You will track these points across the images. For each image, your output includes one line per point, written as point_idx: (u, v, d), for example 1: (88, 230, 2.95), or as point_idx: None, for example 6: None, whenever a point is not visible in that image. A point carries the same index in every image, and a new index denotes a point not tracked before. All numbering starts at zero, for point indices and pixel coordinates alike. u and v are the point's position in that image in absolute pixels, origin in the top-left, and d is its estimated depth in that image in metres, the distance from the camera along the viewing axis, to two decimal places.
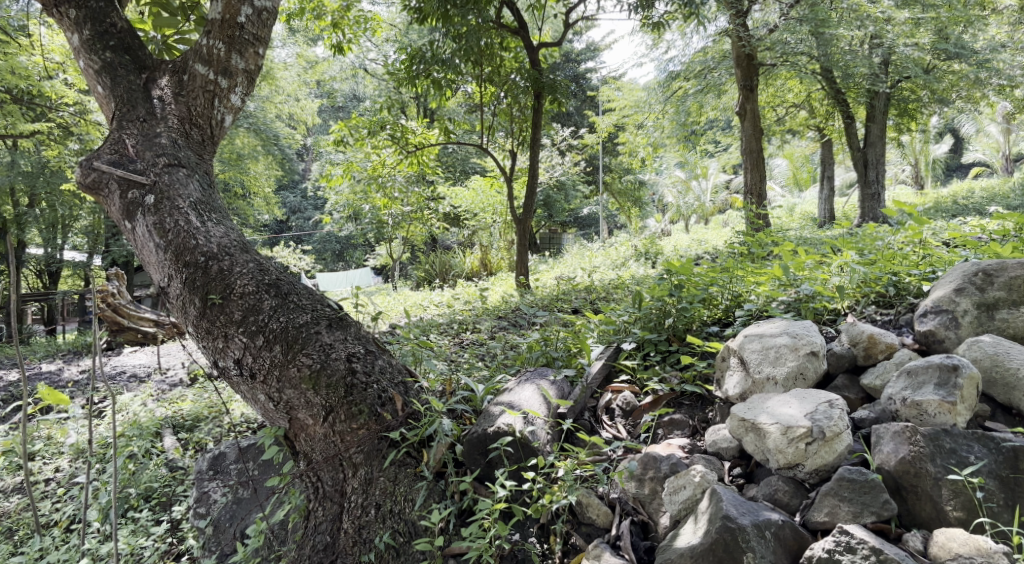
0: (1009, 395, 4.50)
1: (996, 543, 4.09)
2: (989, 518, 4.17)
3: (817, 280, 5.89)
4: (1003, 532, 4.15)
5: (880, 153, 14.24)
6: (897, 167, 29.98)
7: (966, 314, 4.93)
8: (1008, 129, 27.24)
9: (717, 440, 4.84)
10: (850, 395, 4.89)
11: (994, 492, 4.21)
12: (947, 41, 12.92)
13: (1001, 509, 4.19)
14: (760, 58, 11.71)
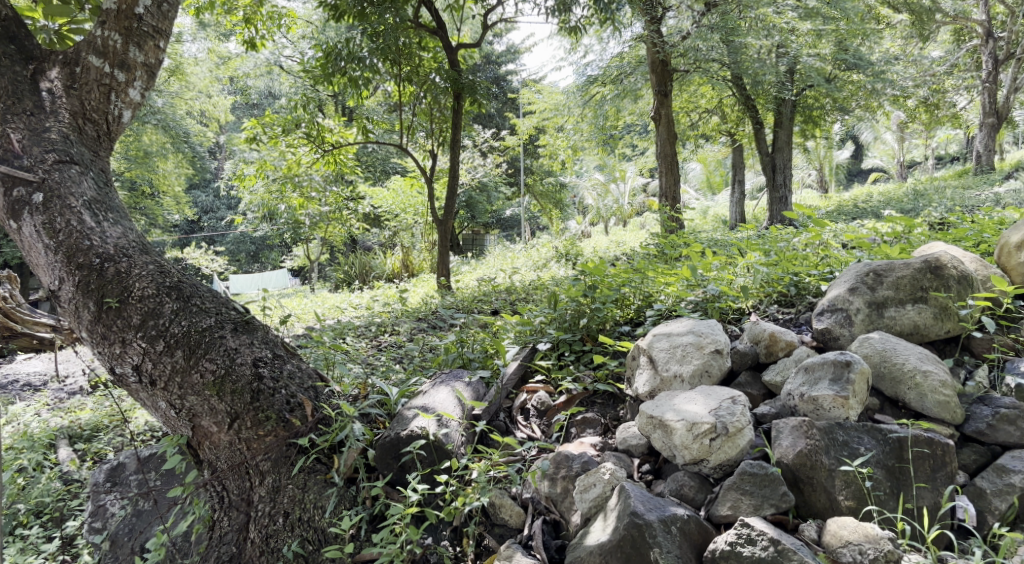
0: (896, 389, 4.72)
1: (882, 529, 4.26)
2: (877, 506, 4.34)
3: (724, 279, 6.05)
4: (889, 519, 4.32)
5: (788, 158, 14.77)
6: (803, 172, 31.18)
7: (859, 313, 5.16)
8: (904, 137, 28.60)
9: (627, 437, 4.96)
10: (752, 391, 5.06)
11: (882, 481, 4.38)
12: (847, 53, 13.51)
13: (887, 497, 4.37)
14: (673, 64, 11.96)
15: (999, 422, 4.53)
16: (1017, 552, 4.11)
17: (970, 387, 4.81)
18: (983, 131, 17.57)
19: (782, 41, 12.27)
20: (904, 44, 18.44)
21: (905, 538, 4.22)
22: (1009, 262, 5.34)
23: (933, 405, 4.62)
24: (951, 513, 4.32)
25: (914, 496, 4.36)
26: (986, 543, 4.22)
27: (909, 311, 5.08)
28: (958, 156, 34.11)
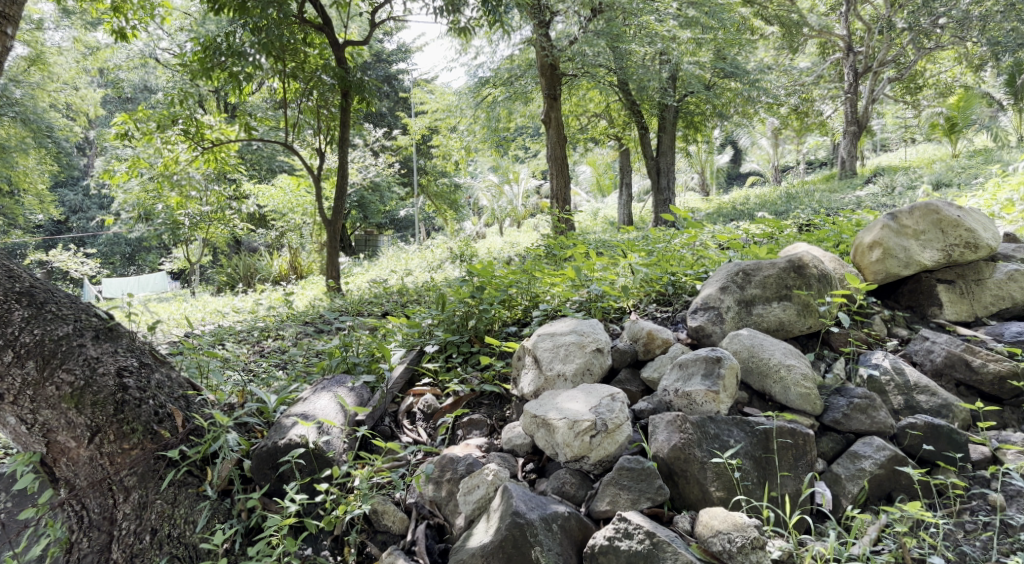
0: (763, 383, 4.92)
1: (749, 517, 4.40)
2: (746, 495, 4.49)
3: (606, 279, 6.16)
4: (756, 507, 4.48)
5: (672, 162, 15.19)
6: (685, 176, 32.24)
7: (729, 310, 5.36)
8: (778, 144, 29.97)
9: (512, 437, 4.98)
10: (631, 388, 5.17)
11: (749, 471, 4.54)
12: (724, 61, 14.04)
13: (755, 486, 4.53)
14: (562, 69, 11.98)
15: (853, 411, 4.77)
16: (867, 532, 4.33)
17: (829, 379, 5.05)
18: (846, 138, 18.63)
19: (665, 50, 12.64)
20: (776, 54, 19.34)
21: (770, 525, 4.38)
22: (863, 262, 5.67)
23: (796, 397, 4.83)
24: (810, 499, 4.51)
25: (778, 484, 4.54)
26: (842, 526, 4.42)
27: (775, 308, 5.31)
28: (826, 162, 36.04)
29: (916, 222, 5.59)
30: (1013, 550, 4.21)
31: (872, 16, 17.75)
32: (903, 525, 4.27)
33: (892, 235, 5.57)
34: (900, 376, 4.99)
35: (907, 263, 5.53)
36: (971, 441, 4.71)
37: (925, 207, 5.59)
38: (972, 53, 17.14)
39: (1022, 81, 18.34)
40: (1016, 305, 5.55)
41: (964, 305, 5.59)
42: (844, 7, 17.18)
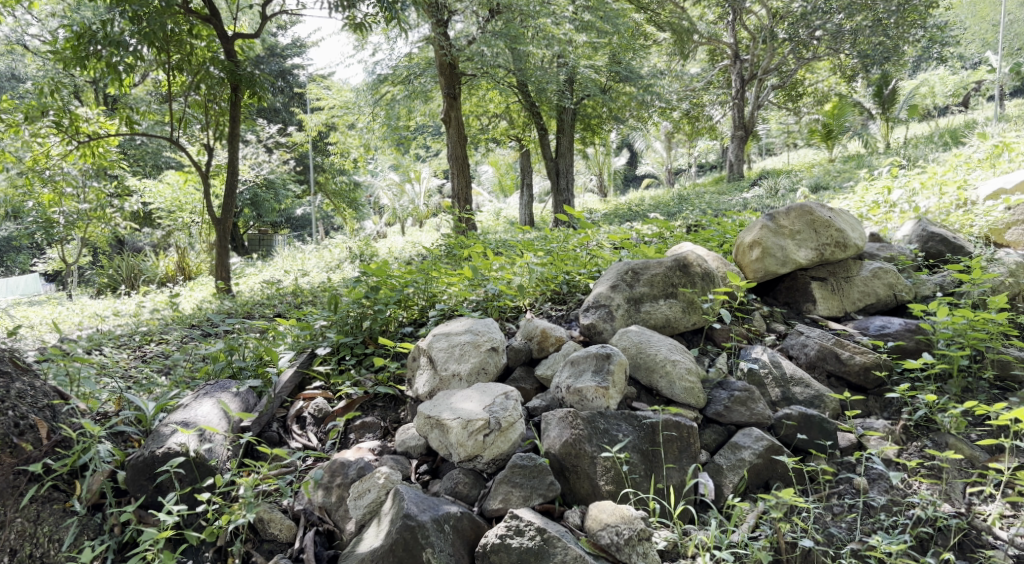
0: (650, 377, 5.04)
1: (636, 509, 4.49)
2: (633, 488, 4.57)
3: (503, 278, 6.15)
4: (643, 499, 4.57)
5: (571, 163, 15.27)
6: (583, 177, 32.69)
7: (619, 308, 5.46)
8: (671, 147, 30.79)
9: (406, 439, 4.91)
10: (525, 386, 5.19)
11: (637, 464, 4.64)
12: (619, 66, 14.34)
13: (642, 479, 4.62)
14: (462, 68, 11.89)
15: (734, 404, 4.94)
16: (745, 519, 4.48)
17: (712, 373, 5.21)
18: (734, 142, 19.26)
19: (562, 53, 12.75)
20: (668, 60, 19.85)
21: (656, 516, 4.48)
22: (745, 260, 5.88)
23: (681, 391, 4.97)
24: (694, 489, 4.64)
25: (664, 476, 4.65)
26: (722, 514, 4.57)
27: (661, 306, 5.46)
28: (715, 165, 37.30)
29: (792, 222, 5.85)
30: (875, 529, 4.44)
31: (756, 25, 18.44)
32: (778, 511, 4.42)
33: (771, 235, 5.80)
34: (777, 369, 5.22)
35: (784, 262, 5.78)
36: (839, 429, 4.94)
37: (800, 208, 5.87)
38: (847, 64, 18.04)
39: (890, 91, 19.48)
40: (880, 300, 5.89)
41: (835, 301, 5.87)
42: (731, 16, 17.78)
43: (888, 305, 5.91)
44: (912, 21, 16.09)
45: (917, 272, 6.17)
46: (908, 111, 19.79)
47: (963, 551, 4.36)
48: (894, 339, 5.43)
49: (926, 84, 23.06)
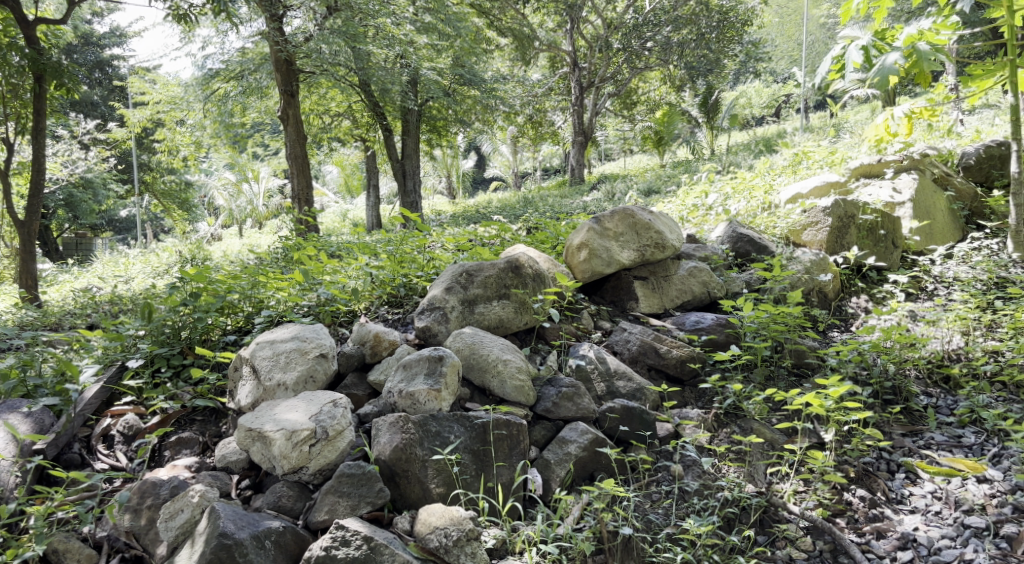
0: (483, 378, 5.01)
1: (466, 510, 4.48)
2: (463, 489, 4.57)
3: (336, 282, 5.99)
4: (473, 499, 4.57)
5: (418, 165, 14.94)
6: (430, 179, 32.61)
7: (453, 310, 5.40)
8: (516, 150, 31.29)
9: (226, 454, 4.73)
10: (357, 392, 5.07)
11: (467, 465, 4.63)
12: (461, 69, 14.37)
13: (472, 479, 4.62)
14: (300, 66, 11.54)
15: (562, 400, 4.99)
16: (571, 512, 4.50)
17: (543, 371, 5.27)
18: (575, 148, 19.49)
19: (404, 53, 12.24)
20: (511, 65, 20.13)
21: (485, 515, 4.49)
22: (573, 261, 6.03)
23: (512, 390, 4.97)
24: (523, 486, 4.65)
25: (494, 474, 4.65)
26: (549, 509, 4.58)
27: (494, 306, 5.46)
28: (559, 169, 38.15)
29: (616, 224, 6.09)
30: (688, 513, 4.57)
31: (592, 34, 18.98)
32: (601, 501, 4.48)
33: (597, 237, 6.00)
34: (603, 364, 5.34)
35: (609, 262, 5.99)
36: (658, 420, 5.10)
37: (623, 211, 6.13)
38: (676, 75, 18.92)
39: (714, 101, 20.61)
40: (695, 297, 6.23)
41: (655, 299, 6.16)
42: (569, 24, 18.22)
43: (702, 301, 6.27)
44: (730, 37, 17.59)
45: (728, 270, 6.60)
46: (730, 120, 21.03)
47: (763, 527, 4.51)
48: (707, 333, 5.78)
49: (746, 96, 24.57)
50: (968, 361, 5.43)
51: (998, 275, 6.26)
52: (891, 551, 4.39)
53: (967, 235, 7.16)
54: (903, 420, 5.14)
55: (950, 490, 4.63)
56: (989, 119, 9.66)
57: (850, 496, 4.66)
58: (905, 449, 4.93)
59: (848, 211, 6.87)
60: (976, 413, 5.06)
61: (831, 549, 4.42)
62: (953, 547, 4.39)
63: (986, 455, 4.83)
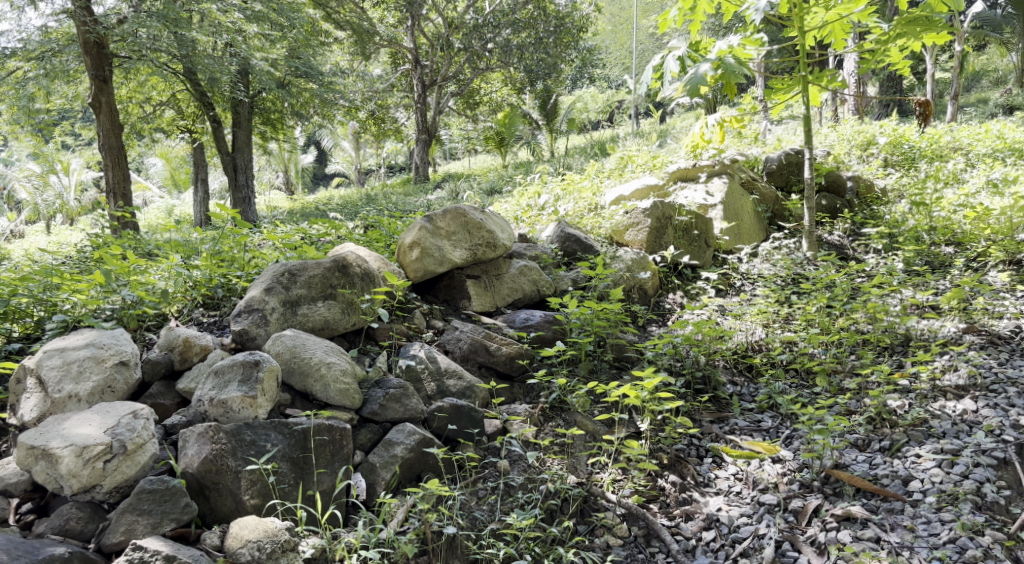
0: (305, 382, 4.83)
1: (282, 521, 4.32)
2: (280, 499, 4.41)
3: (144, 283, 5.69)
4: (291, 509, 4.41)
5: (250, 159, 14.31)
6: (266, 174, 31.44)
7: (274, 312, 5.18)
8: (357, 146, 30.72)
9: (4, 476, 4.38)
10: (164, 402, 4.84)
11: (285, 474, 4.47)
12: (298, 61, 13.54)
13: (290, 488, 4.47)
14: (115, 49, 10.87)
15: (388, 402, 4.88)
16: (395, 515, 4.45)
17: (371, 373, 5.13)
18: (419, 146, 19.40)
19: (231, 42, 11.51)
20: (350, 59, 19.70)
21: (303, 524, 4.35)
22: (405, 260, 5.95)
23: (336, 394, 4.82)
24: (345, 491, 4.57)
25: (314, 481, 4.52)
26: (372, 513, 4.53)
27: (319, 307, 5.27)
28: (402, 168, 37.79)
29: (448, 223, 6.06)
30: (512, 508, 4.65)
31: (433, 32, 18.91)
32: (425, 502, 4.47)
33: (429, 236, 5.94)
34: (433, 364, 5.27)
35: (441, 261, 5.94)
36: (486, 416, 5.15)
37: (455, 210, 6.11)
38: (515, 77, 19.16)
39: (552, 104, 21.04)
40: (525, 295, 6.36)
41: (487, 297, 6.18)
42: (409, 21, 18.07)
43: (532, 299, 6.41)
44: (567, 42, 18.08)
45: (556, 269, 6.78)
46: (567, 124, 21.60)
47: (583, 517, 4.69)
48: (536, 330, 5.89)
49: (582, 100, 25.28)
50: (767, 351, 5.91)
51: (794, 272, 6.85)
52: (696, 532, 4.64)
53: (770, 236, 7.76)
54: (711, 408, 5.52)
55: (750, 471, 4.95)
56: (790, 129, 10.54)
57: (662, 482, 4.92)
58: (713, 435, 5.29)
59: (666, 212, 7.28)
60: (773, 399, 5.49)
61: (644, 534, 4.63)
62: (750, 523, 4.65)
63: (780, 436, 5.23)
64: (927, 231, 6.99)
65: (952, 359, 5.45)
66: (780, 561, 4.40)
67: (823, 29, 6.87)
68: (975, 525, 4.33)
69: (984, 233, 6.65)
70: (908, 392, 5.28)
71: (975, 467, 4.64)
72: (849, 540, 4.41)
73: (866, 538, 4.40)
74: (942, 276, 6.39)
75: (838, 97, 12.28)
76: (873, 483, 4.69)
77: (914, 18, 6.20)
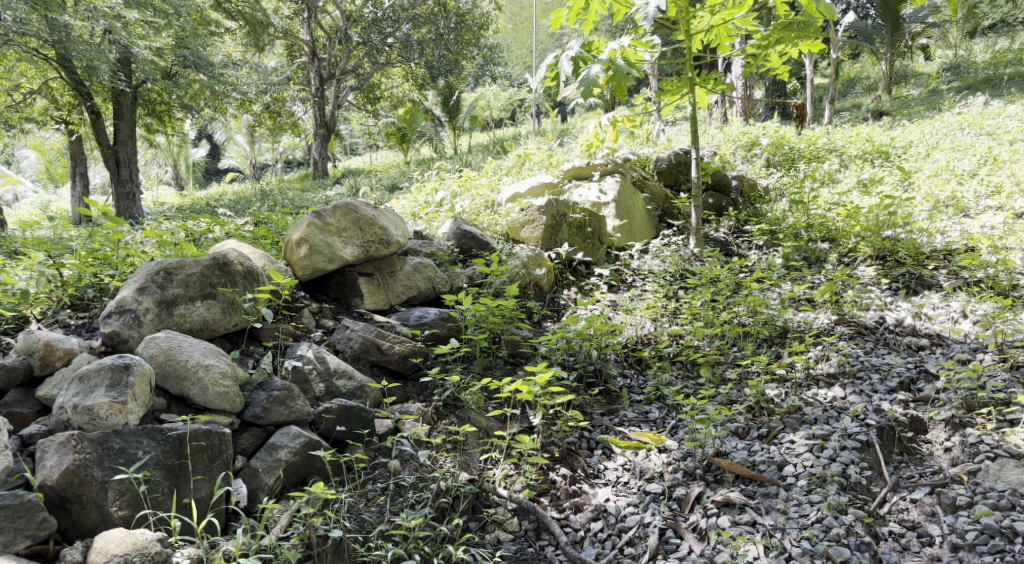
0: (181, 386, 4.63)
1: (154, 531, 4.17)
2: (153, 509, 4.24)
3: (4, 284, 5.39)
4: (164, 519, 4.26)
5: (133, 152, 13.72)
6: (154, 169, 30.19)
7: (147, 313, 4.96)
8: (252, 140, 29.88)
9: None
10: (21, 411, 4.58)
11: (159, 482, 4.30)
12: (185, 50, 13.07)
13: (163, 497, 4.30)
14: None
15: (272, 404, 4.78)
16: (278, 521, 4.38)
17: (254, 375, 5.00)
18: (316, 140, 19.06)
19: (110, 29, 11.01)
20: (243, 51, 19.14)
21: (178, 534, 4.20)
22: (293, 257, 5.84)
23: (215, 397, 4.67)
24: (223, 499, 4.43)
25: (190, 489, 4.37)
26: (253, 520, 4.41)
27: (197, 307, 5.09)
28: (300, 163, 36.98)
29: (338, 220, 5.97)
30: (402, 507, 4.62)
31: (330, 25, 18.59)
32: (311, 506, 4.39)
33: (318, 232, 5.84)
34: (321, 364, 5.19)
35: (331, 258, 5.86)
36: (377, 416, 5.11)
37: (345, 206, 6.02)
38: (414, 73, 19.04)
39: (454, 101, 21.01)
40: (419, 293, 6.33)
41: (380, 295, 6.13)
42: (306, 13, 17.72)
43: (427, 297, 6.39)
44: (466, 39, 18.03)
45: (451, 266, 6.78)
46: (470, 121, 21.62)
47: (474, 513, 4.72)
48: (430, 327, 5.87)
49: (484, 98, 25.36)
50: (655, 344, 6.09)
51: (682, 268, 7.10)
52: (585, 523, 4.73)
53: (660, 232, 7.98)
54: (602, 401, 5.66)
55: (637, 461, 5.09)
56: (681, 130, 10.87)
57: (553, 475, 5.01)
58: (604, 427, 5.42)
59: (560, 210, 7.39)
60: (660, 390, 5.67)
61: (535, 528, 4.69)
62: (636, 513, 4.77)
63: (667, 427, 5.40)
64: (805, 228, 7.35)
65: (824, 349, 5.75)
66: (663, 548, 4.52)
67: (708, 34, 7.13)
68: (840, 505, 4.55)
69: (855, 230, 7.05)
70: (784, 381, 5.55)
71: (842, 450, 4.89)
72: (727, 524, 4.58)
73: (743, 522, 4.58)
74: (817, 270, 6.74)
75: (726, 99, 12.72)
76: (751, 469, 4.89)
77: (788, 25, 6.52)
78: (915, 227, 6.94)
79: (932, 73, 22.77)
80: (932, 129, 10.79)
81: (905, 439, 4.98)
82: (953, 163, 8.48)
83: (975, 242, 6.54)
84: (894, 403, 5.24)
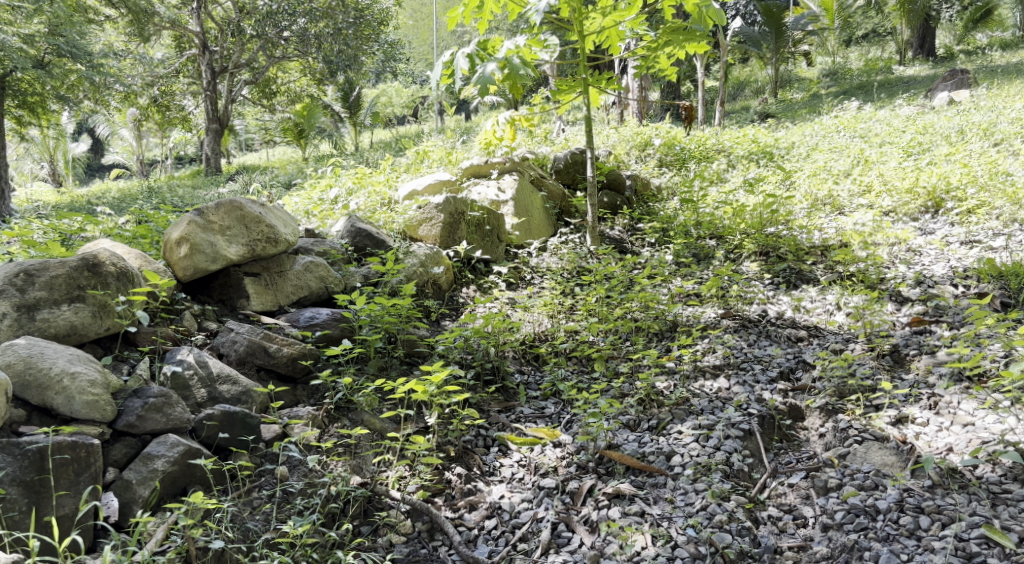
0: (43, 396, 4.37)
1: (10, 553, 3.93)
2: (8, 529, 4.00)
3: None
4: (20, 539, 4.02)
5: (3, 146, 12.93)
6: (32, 165, 28.57)
7: (5, 318, 4.67)
8: (139, 135, 28.67)
9: None
10: None
11: (15, 500, 4.06)
12: (60, 39, 12.40)
13: (21, 515, 4.06)
14: None
15: (147, 412, 4.56)
16: (153, 534, 4.21)
17: (128, 382, 4.77)
18: (209, 136, 18.45)
19: None
20: (127, 40, 18.30)
21: (37, 554, 3.96)
22: (172, 257, 5.62)
23: (81, 407, 4.42)
24: (91, 514, 4.19)
25: (53, 505, 4.12)
26: (124, 535, 4.21)
27: (63, 311, 4.82)
28: (192, 159, 35.71)
29: (222, 218, 5.77)
30: (289, 515, 4.51)
31: (220, 16, 17.97)
32: (190, 518, 4.24)
33: (199, 231, 5.63)
34: (203, 369, 4.99)
35: (214, 258, 5.66)
36: (264, 422, 4.96)
37: (229, 204, 5.82)
38: (312, 68, 18.63)
39: (354, 97, 20.71)
40: (311, 293, 6.18)
41: (269, 296, 5.96)
42: (195, 3, 17.09)
43: (319, 297, 6.24)
44: (366, 35, 17.64)
45: (346, 265, 6.65)
46: (370, 118, 21.33)
47: (365, 517, 4.64)
48: (321, 329, 5.74)
49: (384, 95, 25.04)
50: (551, 341, 6.14)
51: (579, 265, 7.18)
52: (479, 521, 4.72)
53: (557, 230, 8.05)
54: (499, 398, 5.66)
55: (532, 457, 5.12)
56: (578, 129, 11.01)
57: (448, 475, 4.98)
58: (500, 424, 5.42)
59: (458, 208, 7.36)
60: (556, 386, 5.72)
61: (428, 528, 4.65)
62: (530, 508, 4.79)
63: (561, 422, 5.45)
64: (694, 226, 7.56)
65: (711, 342, 5.92)
66: (556, 543, 4.56)
67: (600, 34, 7.22)
68: (723, 492, 4.69)
69: (740, 227, 7.30)
70: (673, 373, 5.69)
71: (726, 439, 5.05)
72: (617, 516, 4.65)
73: (632, 512, 4.66)
74: (706, 267, 6.94)
75: (623, 100, 12.93)
76: (640, 460, 4.99)
77: (676, 28, 6.73)
78: (795, 224, 7.24)
79: (815, 78, 23.74)
80: (814, 131, 11.26)
81: (785, 427, 5.17)
82: (831, 163, 8.87)
83: (848, 238, 6.88)
84: (774, 392, 5.44)
